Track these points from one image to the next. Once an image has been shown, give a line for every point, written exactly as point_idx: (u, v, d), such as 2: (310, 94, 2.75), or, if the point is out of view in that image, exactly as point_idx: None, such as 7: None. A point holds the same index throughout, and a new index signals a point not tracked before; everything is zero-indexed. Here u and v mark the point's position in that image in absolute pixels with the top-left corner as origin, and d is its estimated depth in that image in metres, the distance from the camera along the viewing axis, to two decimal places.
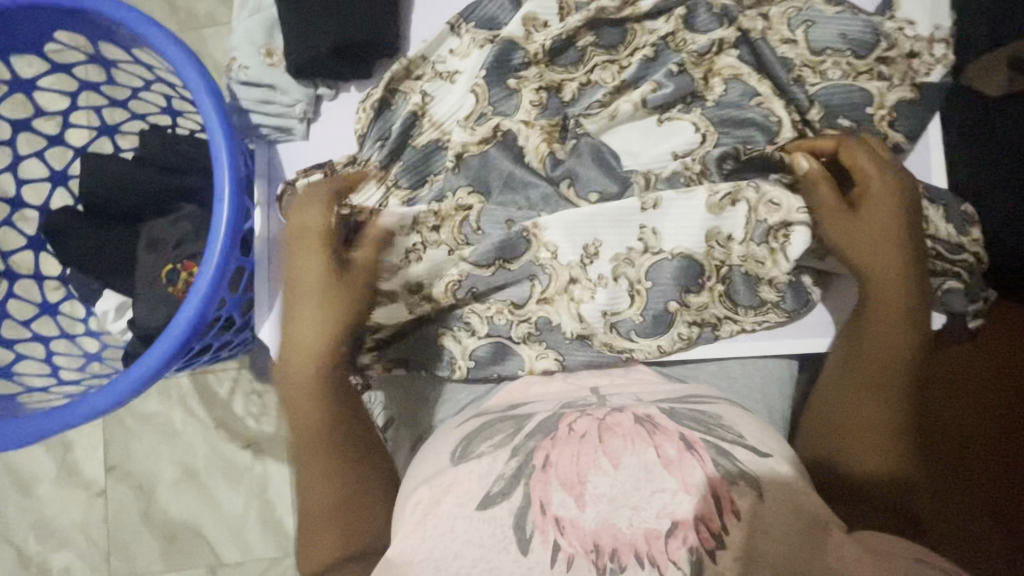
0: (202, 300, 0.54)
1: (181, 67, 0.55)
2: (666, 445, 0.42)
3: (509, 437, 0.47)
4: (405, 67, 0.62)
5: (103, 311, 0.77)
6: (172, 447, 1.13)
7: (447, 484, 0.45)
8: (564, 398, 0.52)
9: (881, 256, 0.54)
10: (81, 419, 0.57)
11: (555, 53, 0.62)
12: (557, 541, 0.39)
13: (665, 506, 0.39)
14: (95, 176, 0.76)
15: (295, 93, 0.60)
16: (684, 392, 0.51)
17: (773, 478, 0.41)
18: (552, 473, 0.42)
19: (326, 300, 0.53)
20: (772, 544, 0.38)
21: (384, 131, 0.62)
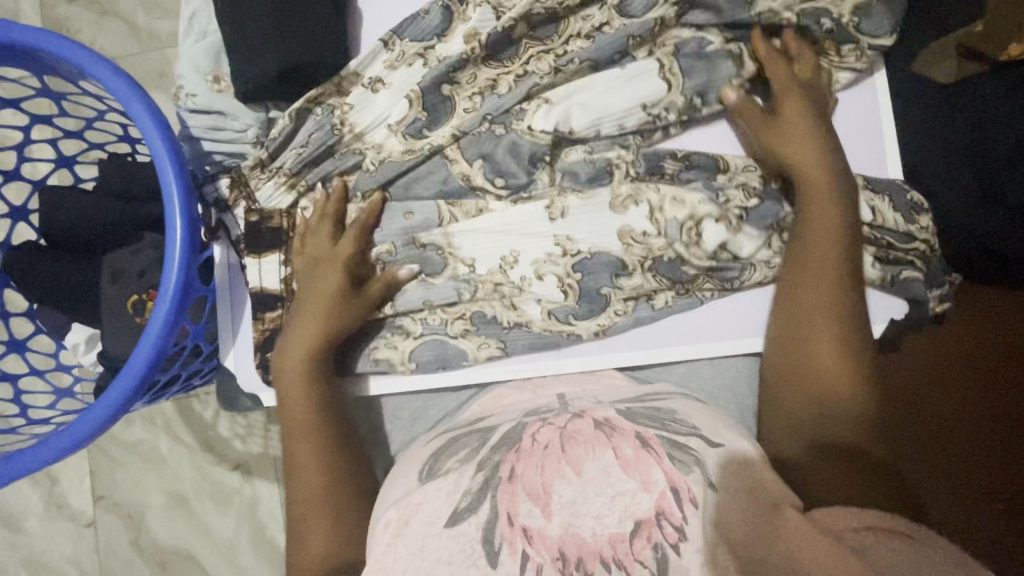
0: (162, 326, 0.54)
1: (125, 98, 0.54)
2: (625, 445, 0.42)
3: (474, 451, 0.47)
4: (335, 83, 0.60)
5: (74, 344, 0.77)
6: (158, 473, 1.12)
7: (416, 502, 0.45)
8: (532, 407, 0.52)
9: (823, 225, 0.54)
10: (47, 459, 0.56)
11: (494, 53, 0.61)
12: (525, 551, 0.39)
13: (628, 507, 0.39)
14: (56, 208, 0.76)
15: (246, 119, 0.60)
16: (636, 393, 0.51)
17: (732, 470, 0.42)
18: (517, 484, 0.42)
19: (333, 306, 0.56)
20: (732, 531, 0.38)
21: (301, 140, 0.60)
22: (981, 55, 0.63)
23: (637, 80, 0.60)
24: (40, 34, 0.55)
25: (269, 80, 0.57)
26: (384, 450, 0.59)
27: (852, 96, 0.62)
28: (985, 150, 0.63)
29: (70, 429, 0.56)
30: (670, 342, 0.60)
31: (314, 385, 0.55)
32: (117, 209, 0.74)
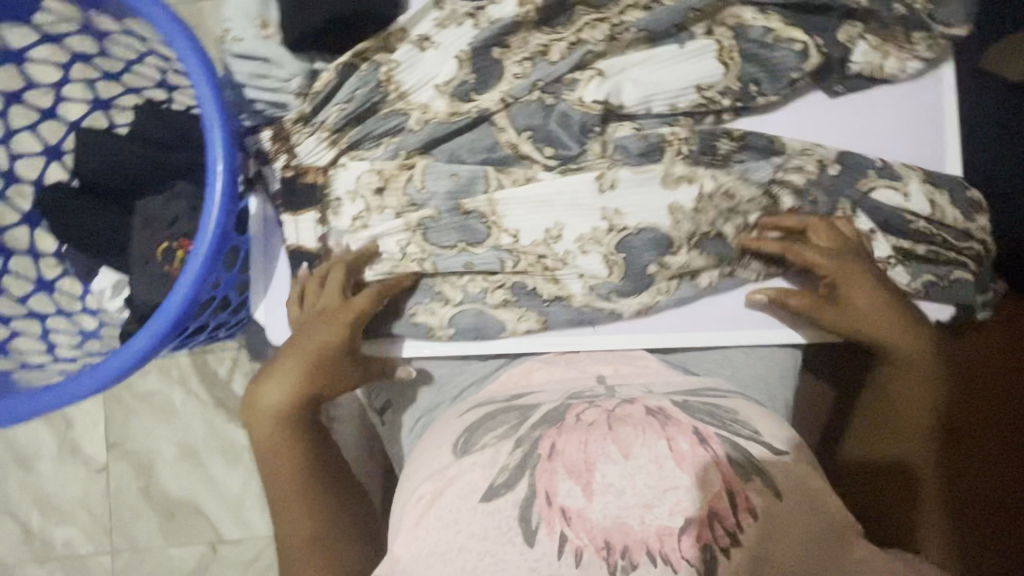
0: (196, 279, 0.53)
1: (171, 38, 0.53)
2: (680, 439, 0.41)
3: (513, 428, 0.46)
4: (382, 39, 0.58)
5: (100, 289, 0.76)
6: (171, 426, 1.13)
7: (453, 474, 0.44)
8: (570, 388, 0.51)
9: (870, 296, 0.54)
10: (72, 402, 0.56)
11: (546, 17, 0.59)
12: (563, 532, 0.39)
13: (680, 502, 0.39)
14: (91, 151, 0.75)
15: (291, 67, 0.58)
16: (693, 385, 0.51)
17: (783, 467, 0.42)
18: (558, 461, 0.41)
19: (327, 371, 0.53)
20: (780, 546, 0.40)
21: (348, 95, 0.58)
22: None
23: (692, 58, 0.58)
24: None
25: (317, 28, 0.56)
26: (412, 414, 0.59)
27: (921, 86, 0.61)
28: None
29: (96, 371, 0.55)
30: (708, 325, 0.60)
31: (297, 440, 0.52)
32: (154, 156, 0.75)
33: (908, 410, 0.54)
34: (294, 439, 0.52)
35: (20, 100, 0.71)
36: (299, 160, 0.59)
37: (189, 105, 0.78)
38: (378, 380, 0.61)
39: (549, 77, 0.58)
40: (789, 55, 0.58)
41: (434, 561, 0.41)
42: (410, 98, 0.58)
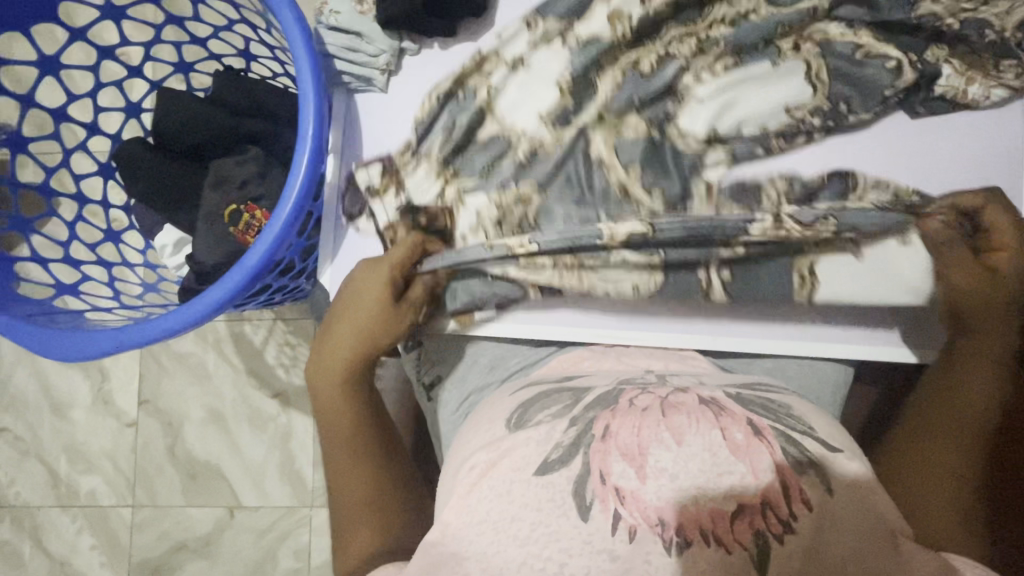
0: (275, 240, 0.55)
1: (276, 4, 0.55)
2: (734, 430, 0.42)
3: (567, 407, 0.47)
4: (477, 60, 0.61)
5: (163, 245, 0.78)
6: (203, 388, 1.15)
7: (508, 447, 0.45)
8: (622, 375, 0.52)
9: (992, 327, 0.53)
10: (138, 344, 0.58)
11: (640, 33, 0.60)
12: (617, 510, 0.40)
13: (733, 486, 0.40)
14: (167, 112, 0.78)
15: (381, 44, 0.60)
16: (745, 380, 0.51)
17: (837, 465, 0.42)
18: (612, 444, 0.42)
19: (376, 324, 0.55)
20: (838, 538, 0.40)
21: (450, 124, 0.60)
22: None
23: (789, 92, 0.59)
24: None
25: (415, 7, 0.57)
26: (460, 393, 0.60)
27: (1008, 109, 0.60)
28: None
29: (168, 318, 0.57)
30: (766, 331, 0.61)
31: (353, 397, 0.55)
32: (227, 120, 0.77)
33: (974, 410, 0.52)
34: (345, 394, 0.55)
35: (109, 56, 0.74)
36: (410, 194, 0.59)
37: (266, 76, 0.80)
38: (431, 352, 0.63)
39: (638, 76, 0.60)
40: (881, 71, 0.59)
41: (487, 528, 0.41)
42: (510, 126, 0.60)
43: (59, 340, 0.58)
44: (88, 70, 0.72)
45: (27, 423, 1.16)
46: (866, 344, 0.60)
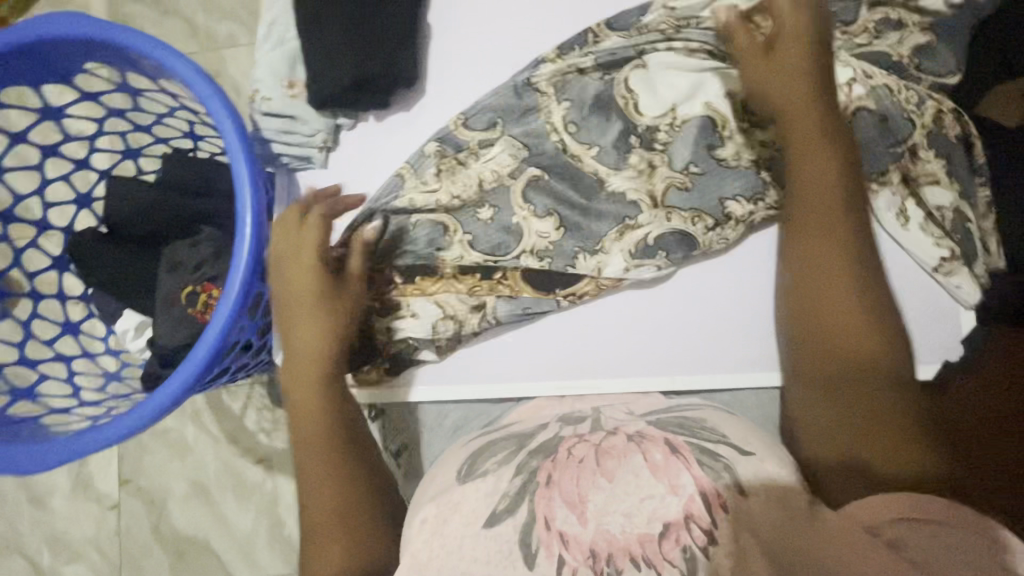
0: (223, 326, 0.55)
1: (208, 102, 0.57)
2: (654, 452, 0.43)
3: (512, 453, 0.48)
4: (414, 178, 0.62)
5: (123, 330, 0.78)
6: (184, 463, 1.13)
7: (456, 501, 0.45)
8: (560, 414, 0.54)
9: (828, 212, 0.51)
10: (99, 446, 0.57)
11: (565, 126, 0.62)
12: (561, 555, 0.40)
13: (656, 509, 0.40)
14: (117, 198, 0.78)
15: (315, 123, 0.62)
16: (669, 405, 0.53)
17: (755, 468, 0.42)
18: (554, 489, 0.42)
19: (315, 314, 0.56)
20: (760, 537, 0.39)
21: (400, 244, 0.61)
22: None
23: (696, 131, 0.60)
24: (137, 38, 0.59)
25: (342, 88, 0.59)
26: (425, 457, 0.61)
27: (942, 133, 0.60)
28: None
29: (119, 422, 0.56)
30: (720, 363, 0.61)
31: (324, 392, 0.55)
32: (179, 203, 0.77)
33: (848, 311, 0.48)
34: (318, 388, 0.55)
35: (54, 152, 0.75)
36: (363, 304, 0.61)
37: (214, 154, 0.81)
38: (396, 418, 0.63)
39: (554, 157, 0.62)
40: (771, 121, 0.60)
41: None
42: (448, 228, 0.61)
43: (19, 450, 0.58)
44: (33, 168, 0.72)
45: (5, 518, 1.13)
46: None
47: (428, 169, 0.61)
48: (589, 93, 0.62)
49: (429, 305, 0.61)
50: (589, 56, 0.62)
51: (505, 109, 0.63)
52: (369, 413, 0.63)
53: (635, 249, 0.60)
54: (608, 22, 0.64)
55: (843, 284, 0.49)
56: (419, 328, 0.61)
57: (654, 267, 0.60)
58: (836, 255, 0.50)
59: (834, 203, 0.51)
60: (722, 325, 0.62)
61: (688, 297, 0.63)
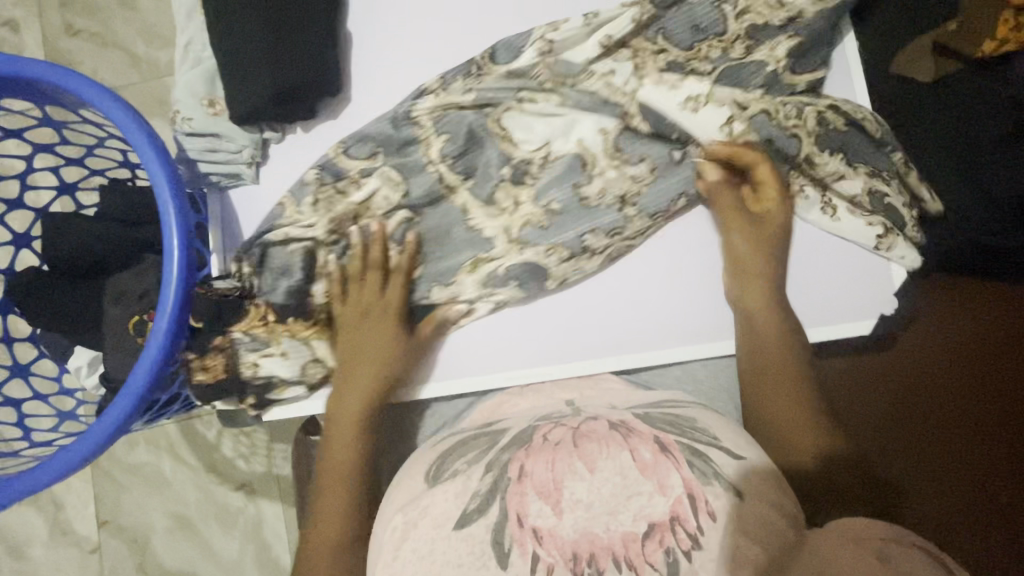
0: (158, 352, 0.55)
1: (125, 127, 0.56)
2: (642, 448, 0.37)
3: (483, 453, 0.42)
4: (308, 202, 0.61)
5: (76, 367, 0.77)
6: (163, 498, 1.07)
7: (423, 507, 0.39)
8: (539, 413, 0.49)
9: (774, 346, 0.56)
10: (54, 479, 0.57)
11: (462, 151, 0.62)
12: (535, 552, 0.34)
13: (643, 508, 0.34)
14: (58, 232, 0.75)
15: (241, 140, 0.63)
16: (658, 401, 0.48)
17: (748, 475, 0.37)
18: (529, 483, 0.36)
19: (370, 354, 0.60)
20: (751, 545, 0.33)
21: (285, 276, 0.61)
22: (957, 52, 0.64)
23: (563, 169, 0.61)
24: (40, 66, 0.58)
25: (262, 102, 0.59)
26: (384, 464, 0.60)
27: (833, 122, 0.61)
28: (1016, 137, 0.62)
29: (67, 452, 0.56)
30: (671, 338, 0.63)
31: (361, 437, 0.57)
32: (121, 231, 0.75)
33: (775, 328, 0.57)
34: (353, 430, 0.57)
35: None
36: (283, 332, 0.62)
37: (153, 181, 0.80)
38: None
39: (435, 190, 0.62)
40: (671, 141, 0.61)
41: None
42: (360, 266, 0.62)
43: None
44: None
45: None
46: None
47: (306, 196, 0.61)
48: (464, 126, 0.62)
49: (299, 344, 0.62)
50: (473, 91, 0.62)
51: (383, 138, 0.62)
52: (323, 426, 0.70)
53: (512, 269, 0.61)
54: (493, 52, 0.63)
55: (791, 387, 0.53)
56: (285, 366, 0.62)
57: (506, 295, 0.62)
58: (782, 371, 0.54)
59: (767, 278, 0.59)
60: (668, 301, 0.63)
61: (639, 276, 0.64)
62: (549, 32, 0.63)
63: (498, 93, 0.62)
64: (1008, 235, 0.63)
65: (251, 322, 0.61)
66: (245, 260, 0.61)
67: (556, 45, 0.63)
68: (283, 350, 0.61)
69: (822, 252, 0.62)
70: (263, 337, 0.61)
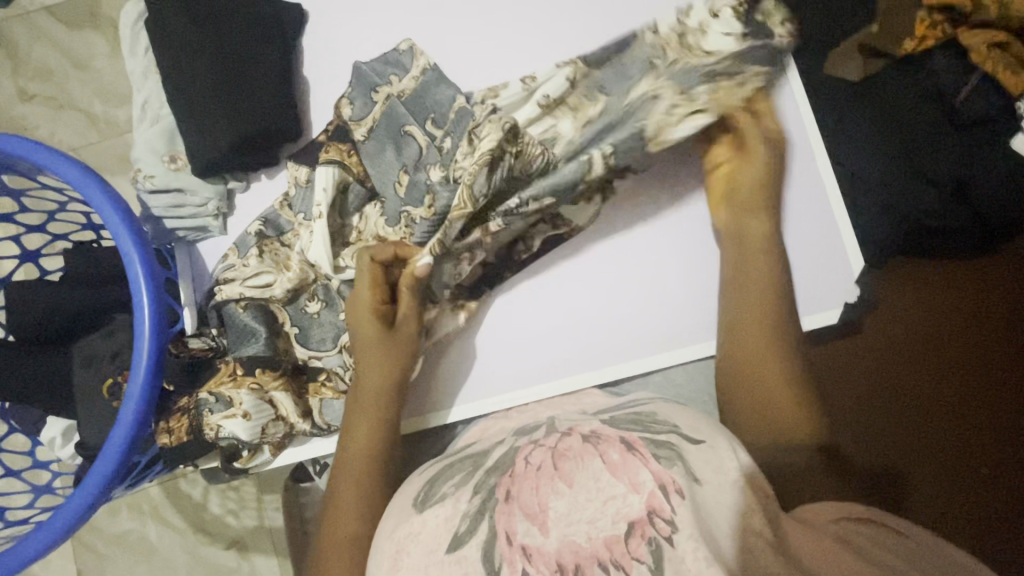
0: (134, 415, 0.54)
1: (83, 186, 0.56)
2: (610, 450, 0.37)
3: (470, 475, 0.42)
4: (262, 253, 0.61)
5: (50, 438, 0.75)
6: (152, 565, 1.03)
7: (411, 534, 0.40)
8: (522, 430, 0.50)
9: (751, 308, 0.55)
10: (33, 557, 0.56)
11: (396, 215, 0.61)
12: (525, 571, 0.33)
13: (620, 509, 0.33)
14: (23, 301, 0.73)
15: (205, 193, 0.64)
16: (633, 402, 0.49)
17: (709, 457, 0.36)
18: (516, 502, 0.36)
19: (374, 351, 0.57)
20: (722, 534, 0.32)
21: (241, 333, 0.60)
22: (884, 53, 0.68)
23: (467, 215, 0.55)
24: None
25: (222, 152, 0.60)
26: None
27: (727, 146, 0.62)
28: (954, 126, 0.65)
29: (44, 528, 0.55)
30: (653, 344, 0.63)
31: (379, 428, 0.57)
32: (88, 294, 0.74)
33: (761, 298, 0.55)
34: (370, 428, 0.56)
35: None
36: (246, 376, 0.59)
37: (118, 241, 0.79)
38: None
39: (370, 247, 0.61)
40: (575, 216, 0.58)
41: None
42: (320, 318, 0.62)
43: None
44: None
45: None
46: None
47: (252, 248, 0.61)
48: (395, 174, 0.61)
49: (263, 403, 0.59)
50: (398, 154, 0.61)
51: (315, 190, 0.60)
52: (315, 468, 0.69)
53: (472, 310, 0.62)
54: (419, 96, 0.62)
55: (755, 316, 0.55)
56: (244, 428, 0.58)
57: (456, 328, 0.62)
58: (772, 323, 0.54)
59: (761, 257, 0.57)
60: (643, 310, 0.63)
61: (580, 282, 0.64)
62: (490, 97, 0.63)
63: (418, 150, 0.60)
64: (945, 211, 0.65)
65: (218, 379, 0.59)
66: (213, 322, 0.62)
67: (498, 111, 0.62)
68: (244, 411, 0.58)
69: (808, 217, 0.62)
70: (227, 396, 0.58)
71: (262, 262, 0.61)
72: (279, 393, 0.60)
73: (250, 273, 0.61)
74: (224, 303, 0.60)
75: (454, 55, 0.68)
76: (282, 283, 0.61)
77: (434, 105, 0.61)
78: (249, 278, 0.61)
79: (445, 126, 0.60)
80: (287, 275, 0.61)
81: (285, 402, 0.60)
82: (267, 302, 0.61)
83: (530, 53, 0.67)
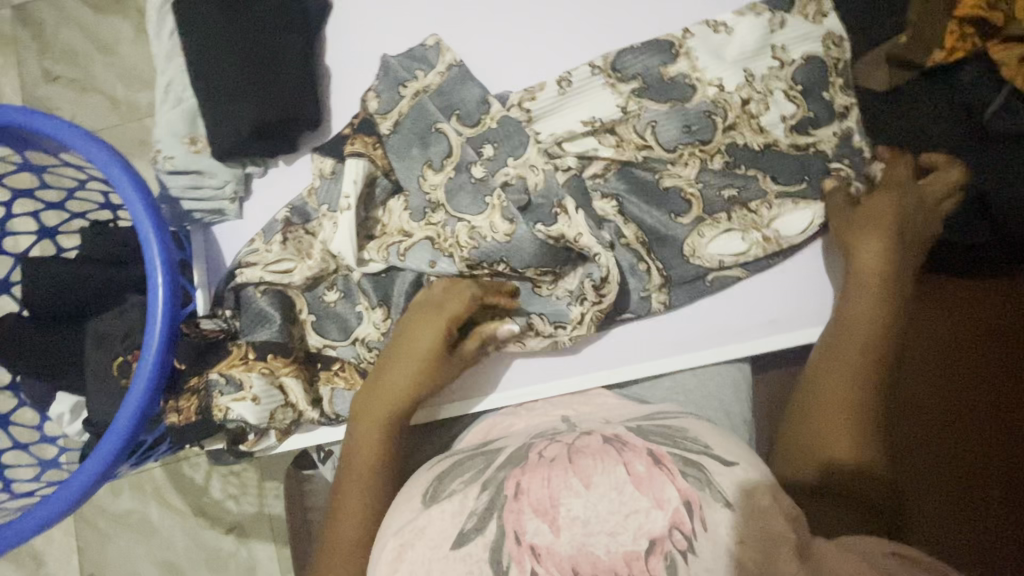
0: (146, 394, 0.55)
1: (107, 168, 0.57)
2: (636, 461, 0.36)
3: (479, 472, 0.42)
4: (286, 241, 0.62)
5: (58, 414, 0.75)
6: (150, 545, 1.04)
7: (417, 529, 0.39)
8: (535, 432, 0.49)
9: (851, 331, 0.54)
10: (35, 531, 0.56)
11: (417, 208, 0.61)
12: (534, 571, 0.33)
13: (642, 526, 0.33)
14: (37, 276, 0.74)
15: (224, 175, 0.64)
16: (647, 413, 0.49)
17: (733, 475, 0.36)
18: (525, 498, 0.35)
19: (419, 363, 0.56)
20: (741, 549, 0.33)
21: (257, 317, 0.60)
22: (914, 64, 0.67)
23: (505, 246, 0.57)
24: (20, 112, 0.59)
25: (243, 137, 0.61)
26: None
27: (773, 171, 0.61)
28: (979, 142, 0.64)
29: (49, 503, 0.55)
30: (663, 348, 0.63)
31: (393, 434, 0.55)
32: (103, 273, 0.74)
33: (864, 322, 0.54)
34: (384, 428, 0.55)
35: None
36: (261, 361, 0.59)
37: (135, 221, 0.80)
38: None
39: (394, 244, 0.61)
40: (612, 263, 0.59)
41: None
42: (335, 307, 0.63)
43: None
44: None
45: None
46: (744, 338, 0.62)
47: (276, 235, 0.62)
48: (417, 168, 0.60)
49: (274, 388, 0.59)
50: (423, 147, 0.60)
51: (344, 181, 0.60)
52: (318, 456, 0.71)
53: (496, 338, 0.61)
54: (441, 91, 0.62)
55: (868, 297, 0.54)
56: (253, 412, 0.58)
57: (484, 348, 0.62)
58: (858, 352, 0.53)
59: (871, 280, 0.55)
60: (660, 321, 0.63)
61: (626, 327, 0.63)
62: (526, 100, 0.64)
63: (443, 141, 0.60)
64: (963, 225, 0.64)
65: (229, 361, 0.59)
66: (227, 304, 0.62)
67: (534, 115, 0.64)
68: (253, 394, 0.58)
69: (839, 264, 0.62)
70: (237, 378, 0.58)
71: (285, 252, 0.62)
72: (289, 378, 0.60)
73: (274, 258, 0.61)
74: (244, 288, 0.61)
75: (477, 52, 0.68)
76: (303, 270, 0.61)
77: (460, 102, 0.62)
78: (271, 264, 0.61)
79: (469, 121, 0.61)
80: (306, 263, 0.61)
81: (297, 391, 0.60)
82: (286, 288, 0.61)
83: (557, 53, 0.67)
